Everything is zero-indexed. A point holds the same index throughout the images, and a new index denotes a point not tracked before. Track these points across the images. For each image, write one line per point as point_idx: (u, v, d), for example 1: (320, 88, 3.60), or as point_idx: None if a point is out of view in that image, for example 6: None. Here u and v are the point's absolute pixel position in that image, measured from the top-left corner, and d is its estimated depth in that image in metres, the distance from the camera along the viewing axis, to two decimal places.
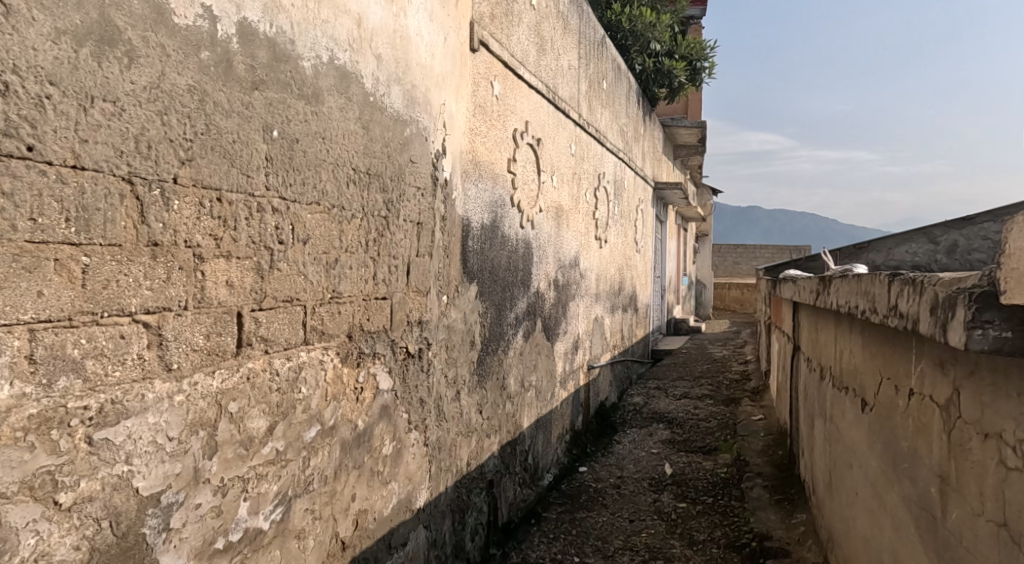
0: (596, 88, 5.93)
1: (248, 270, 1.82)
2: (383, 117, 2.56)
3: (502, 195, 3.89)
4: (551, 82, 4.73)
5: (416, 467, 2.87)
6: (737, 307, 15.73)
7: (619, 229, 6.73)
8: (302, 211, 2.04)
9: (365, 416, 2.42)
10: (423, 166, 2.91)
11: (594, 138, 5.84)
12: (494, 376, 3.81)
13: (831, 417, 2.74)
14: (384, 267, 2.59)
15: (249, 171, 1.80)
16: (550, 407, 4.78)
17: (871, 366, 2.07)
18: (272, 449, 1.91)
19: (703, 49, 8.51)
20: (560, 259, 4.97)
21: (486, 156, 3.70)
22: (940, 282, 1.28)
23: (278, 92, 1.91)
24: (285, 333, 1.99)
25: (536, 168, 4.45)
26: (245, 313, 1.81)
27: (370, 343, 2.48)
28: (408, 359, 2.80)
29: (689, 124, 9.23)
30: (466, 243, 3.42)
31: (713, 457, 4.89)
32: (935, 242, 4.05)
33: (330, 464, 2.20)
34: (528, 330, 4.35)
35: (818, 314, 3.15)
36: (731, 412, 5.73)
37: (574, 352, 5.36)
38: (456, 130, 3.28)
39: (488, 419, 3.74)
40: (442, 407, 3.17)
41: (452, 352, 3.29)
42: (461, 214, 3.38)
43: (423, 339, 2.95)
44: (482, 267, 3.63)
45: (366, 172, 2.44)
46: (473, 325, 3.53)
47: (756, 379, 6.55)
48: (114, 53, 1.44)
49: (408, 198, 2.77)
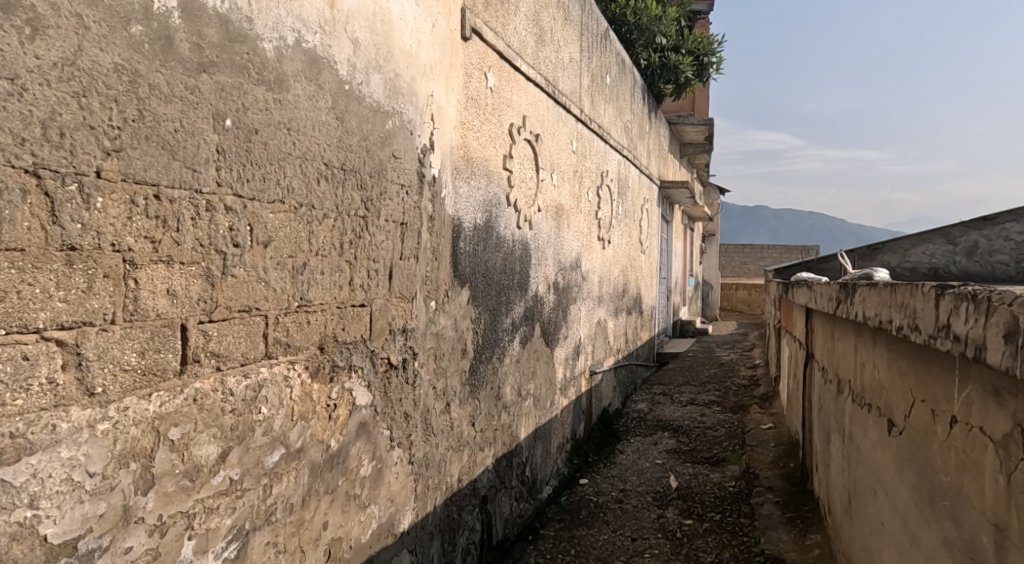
0: (599, 82, 5.71)
1: (195, 277, 1.61)
2: (362, 108, 2.35)
3: (497, 194, 3.68)
4: (551, 76, 4.51)
5: (400, 487, 2.66)
6: (745, 307, 15.47)
7: (623, 229, 6.51)
8: (262, 210, 1.83)
9: (339, 435, 2.22)
10: (408, 162, 2.69)
11: (596, 135, 5.62)
12: (488, 385, 3.60)
13: (850, 435, 2.54)
14: (363, 271, 2.37)
15: (196, 163, 1.59)
16: (550, 416, 4.57)
17: (900, 385, 1.86)
18: (225, 478, 1.70)
19: (710, 43, 8.27)
20: (560, 261, 4.75)
21: (480, 152, 3.48)
22: (1018, 301, 1.04)
23: (232, 77, 1.70)
24: (242, 348, 1.78)
25: (534, 166, 4.24)
26: (192, 326, 1.61)
27: (346, 355, 2.27)
28: (390, 371, 2.59)
29: (697, 121, 8.99)
30: (457, 244, 3.21)
31: (720, 468, 4.66)
32: (955, 243, 3.81)
33: (298, 490, 2.00)
34: (526, 336, 4.13)
35: (835, 322, 2.93)
36: (739, 420, 5.50)
37: (575, 357, 5.14)
38: (446, 124, 3.07)
39: (482, 431, 3.52)
40: (430, 421, 2.96)
41: (442, 362, 3.07)
42: (451, 214, 3.16)
43: (408, 348, 2.74)
44: (475, 270, 3.41)
45: (341, 168, 2.22)
46: (466, 331, 3.32)
47: (765, 385, 6.31)
48: (13, 22, 1.26)
49: (389, 196, 2.55)
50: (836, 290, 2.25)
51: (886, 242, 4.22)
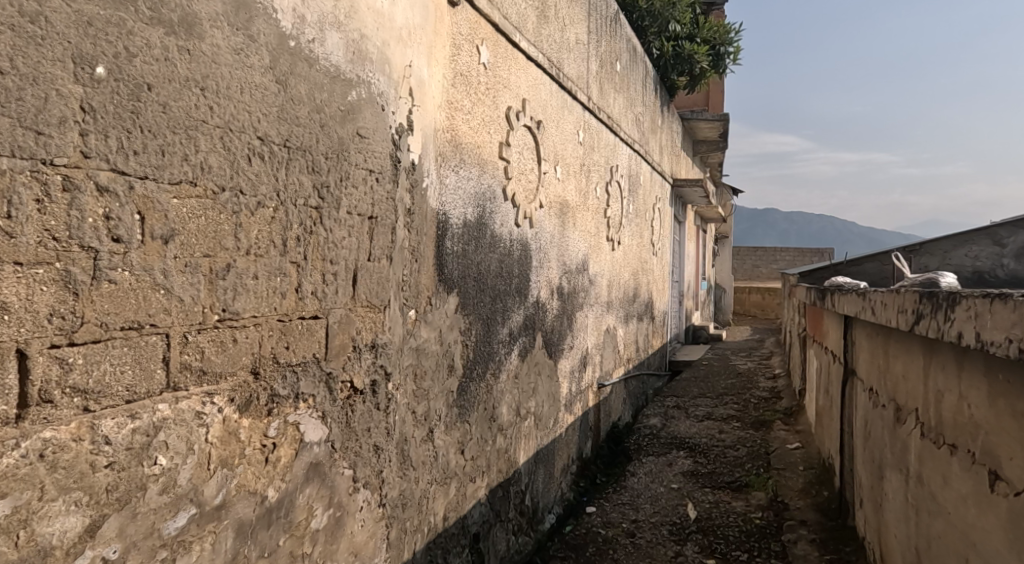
0: (609, 69, 5.24)
1: (43, 285, 1.21)
2: (313, 72, 1.88)
3: (491, 187, 3.22)
4: (555, 58, 4.05)
5: (366, 537, 2.19)
6: (758, 311, 15.02)
7: (634, 229, 6.03)
8: (160, 194, 1.38)
9: (279, 483, 1.75)
10: (378, 143, 2.23)
11: (605, 126, 5.15)
12: (480, 406, 3.14)
13: (918, 478, 2.08)
14: (315, 276, 1.92)
15: (42, 123, 1.20)
16: (552, 436, 4.11)
17: (1011, 431, 1.44)
18: (94, 560, 1.27)
19: (727, 32, 7.79)
20: (565, 264, 4.28)
21: (471, 137, 3.02)
22: None
23: (105, 7, 1.27)
24: (128, 378, 1.33)
25: (536, 156, 3.77)
26: (39, 352, 1.20)
27: (289, 381, 1.81)
28: (354, 397, 2.13)
29: (711, 117, 8.49)
30: (442, 243, 2.74)
31: (744, 495, 4.17)
32: (1003, 244, 3.60)
33: (217, 561, 1.53)
34: (525, 348, 3.67)
35: (890, 337, 2.48)
36: (762, 438, 5.00)
37: (582, 370, 4.67)
38: (429, 102, 2.61)
39: (473, 459, 3.07)
40: (407, 452, 2.50)
41: (423, 382, 2.62)
42: (435, 208, 2.70)
43: (379, 368, 2.28)
44: (465, 274, 2.95)
45: (284, 144, 1.77)
46: (453, 345, 2.86)
47: (789, 398, 5.81)
48: None
49: (353, 183, 2.10)
50: (911, 301, 1.79)
51: (927, 242, 3.74)
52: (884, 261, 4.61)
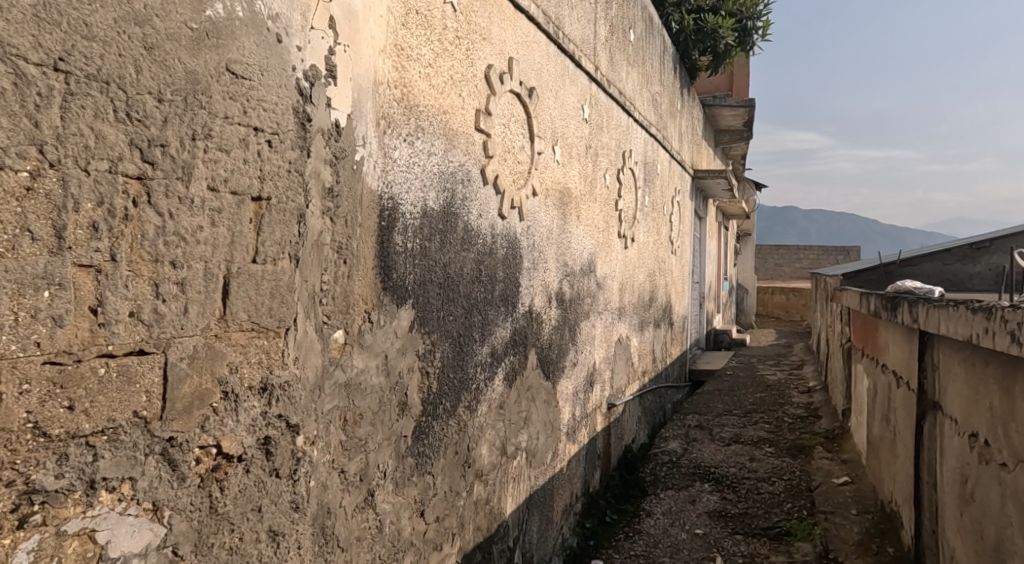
0: (620, 38, 4.48)
1: None
2: None
3: (464, 166, 2.48)
4: (553, 14, 3.32)
5: None
6: (782, 314, 14.12)
7: (650, 223, 5.28)
8: None
9: None
10: (269, 88, 1.48)
11: (616, 102, 4.38)
12: (449, 450, 2.42)
13: None
14: (136, 287, 1.23)
15: None
16: (550, 474, 3.39)
17: None
18: None
19: (754, 5, 6.99)
20: (567, 264, 3.55)
21: (434, 100, 2.29)
22: None
23: None
24: None
25: (527, 132, 3.03)
26: None
27: (75, 462, 1.16)
28: (226, 468, 1.41)
29: (735, 102, 7.70)
30: (389, 238, 2.01)
31: (786, 546, 3.43)
32: None
33: None
34: (513, 369, 2.93)
35: (1017, 372, 1.73)
36: (802, 468, 4.23)
37: (588, 390, 3.94)
38: (365, 43, 1.86)
39: (438, 518, 2.35)
40: (331, 529, 1.78)
41: (359, 429, 1.89)
42: (377, 189, 1.96)
43: (275, 420, 1.51)
44: (425, 279, 2.22)
45: (58, 65, 1.12)
46: (407, 375, 2.13)
47: (829, 418, 5.02)
48: None
49: (222, 144, 1.37)
50: None
51: None
52: (951, 260, 3.83)
